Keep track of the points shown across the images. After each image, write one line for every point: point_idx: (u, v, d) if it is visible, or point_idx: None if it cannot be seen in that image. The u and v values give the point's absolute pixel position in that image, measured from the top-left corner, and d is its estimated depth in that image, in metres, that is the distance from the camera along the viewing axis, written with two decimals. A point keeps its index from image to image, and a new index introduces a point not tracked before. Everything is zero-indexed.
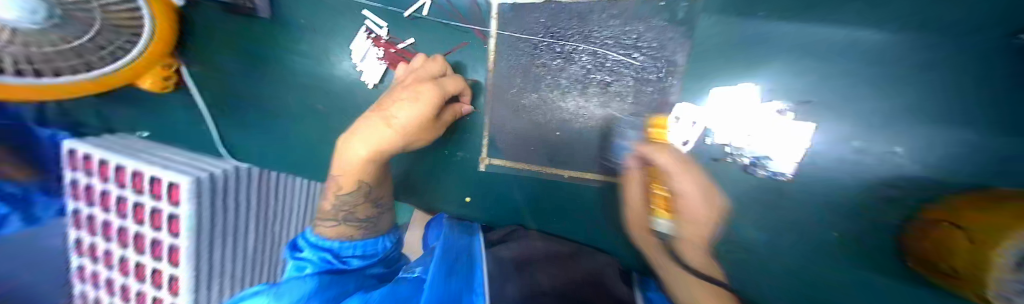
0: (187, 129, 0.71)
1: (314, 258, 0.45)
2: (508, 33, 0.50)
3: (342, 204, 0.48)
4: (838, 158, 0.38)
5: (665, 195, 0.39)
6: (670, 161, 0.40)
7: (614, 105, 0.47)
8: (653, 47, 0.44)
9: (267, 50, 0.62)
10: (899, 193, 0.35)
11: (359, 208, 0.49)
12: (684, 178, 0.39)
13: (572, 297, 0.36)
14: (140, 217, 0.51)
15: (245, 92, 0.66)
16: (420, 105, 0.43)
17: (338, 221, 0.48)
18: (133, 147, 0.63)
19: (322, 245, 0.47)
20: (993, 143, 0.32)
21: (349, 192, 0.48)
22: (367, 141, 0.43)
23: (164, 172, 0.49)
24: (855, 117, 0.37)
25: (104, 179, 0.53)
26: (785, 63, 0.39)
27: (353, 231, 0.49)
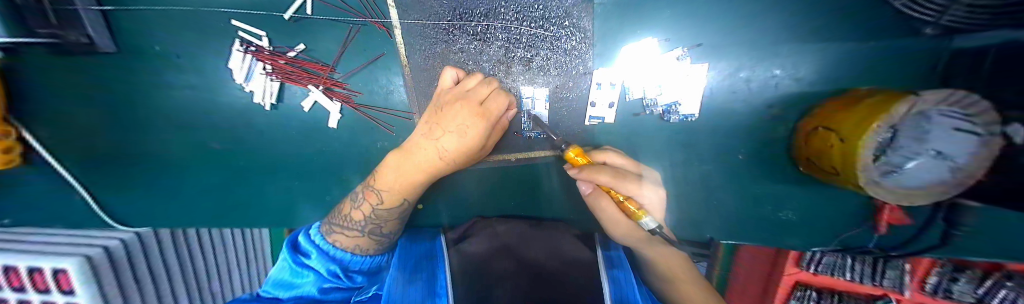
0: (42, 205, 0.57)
1: (319, 268, 0.42)
2: (412, 22, 0.45)
3: (376, 218, 0.46)
4: (728, 90, 0.42)
5: (625, 199, 0.35)
6: (608, 177, 0.37)
7: (540, 79, 0.46)
8: (560, 15, 0.43)
9: (139, 89, 0.53)
10: (778, 110, 0.41)
11: (388, 224, 0.48)
12: (626, 178, 0.38)
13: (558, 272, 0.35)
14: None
15: (119, 146, 0.56)
16: (468, 140, 0.41)
17: (361, 233, 0.46)
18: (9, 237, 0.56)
19: (334, 254, 0.44)
20: (837, 51, 0.38)
21: (390, 208, 0.46)
22: (416, 167, 0.44)
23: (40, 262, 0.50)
24: (741, 49, 0.40)
25: None
26: (674, 10, 0.41)
27: (370, 245, 0.46)
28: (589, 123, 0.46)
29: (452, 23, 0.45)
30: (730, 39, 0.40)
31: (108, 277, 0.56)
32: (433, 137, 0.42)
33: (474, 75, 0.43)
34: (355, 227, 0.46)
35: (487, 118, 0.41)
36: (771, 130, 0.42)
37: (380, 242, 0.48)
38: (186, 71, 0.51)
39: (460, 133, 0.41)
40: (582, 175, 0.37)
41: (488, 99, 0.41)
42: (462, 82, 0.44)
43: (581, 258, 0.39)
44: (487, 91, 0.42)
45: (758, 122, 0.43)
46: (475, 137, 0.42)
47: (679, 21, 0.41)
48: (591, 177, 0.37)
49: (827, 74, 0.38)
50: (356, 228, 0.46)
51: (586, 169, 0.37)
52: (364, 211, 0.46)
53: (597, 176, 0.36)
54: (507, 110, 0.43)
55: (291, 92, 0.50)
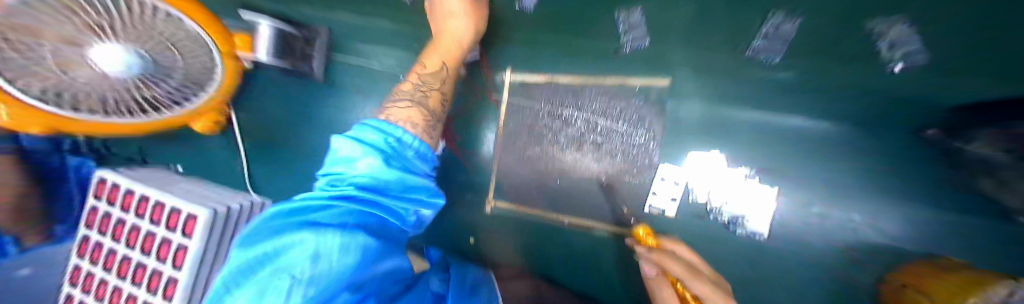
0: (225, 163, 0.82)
1: (387, 166, 0.29)
2: (516, 101, 0.60)
3: (423, 83, 0.46)
4: (798, 220, 0.44)
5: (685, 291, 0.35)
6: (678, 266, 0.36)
7: (607, 161, 0.54)
8: (634, 118, 0.53)
9: (316, 104, 0.76)
10: (855, 252, 0.41)
11: (432, 96, 0.45)
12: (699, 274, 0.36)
13: None
14: (150, 247, 0.61)
15: (291, 137, 0.79)
16: (468, 2, 0.49)
17: (405, 106, 0.40)
18: (166, 178, 0.72)
19: (395, 155, 0.31)
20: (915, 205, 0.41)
21: (431, 71, 0.47)
22: (441, 52, 0.49)
23: (182, 205, 0.60)
24: (813, 185, 0.45)
25: (125, 208, 0.64)
26: (743, 138, 0.47)
27: (420, 121, 0.39)
28: (650, 211, 0.51)
29: (545, 106, 0.58)
30: (799, 174, 0.45)
31: (213, 232, 0.60)
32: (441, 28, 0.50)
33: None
34: (405, 102, 0.42)
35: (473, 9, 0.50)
36: (844, 269, 0.43)
37: (428, 127, 0.41)
38: (356, 100, 0.73)
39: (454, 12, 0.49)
40: (650, 254, 0.41)
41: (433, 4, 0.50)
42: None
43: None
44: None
45: (831, 258, 0.43)
46: (475, 13, 0.50)
47: (754, 149, 0.47)
48: (659, 259, 0.38)
49: (903, 232, 0.41)
50: (408, 98, 0.42)
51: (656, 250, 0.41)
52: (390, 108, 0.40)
53: (665, 261, 0.37)
54: (481, 19, 0.51)
55: None
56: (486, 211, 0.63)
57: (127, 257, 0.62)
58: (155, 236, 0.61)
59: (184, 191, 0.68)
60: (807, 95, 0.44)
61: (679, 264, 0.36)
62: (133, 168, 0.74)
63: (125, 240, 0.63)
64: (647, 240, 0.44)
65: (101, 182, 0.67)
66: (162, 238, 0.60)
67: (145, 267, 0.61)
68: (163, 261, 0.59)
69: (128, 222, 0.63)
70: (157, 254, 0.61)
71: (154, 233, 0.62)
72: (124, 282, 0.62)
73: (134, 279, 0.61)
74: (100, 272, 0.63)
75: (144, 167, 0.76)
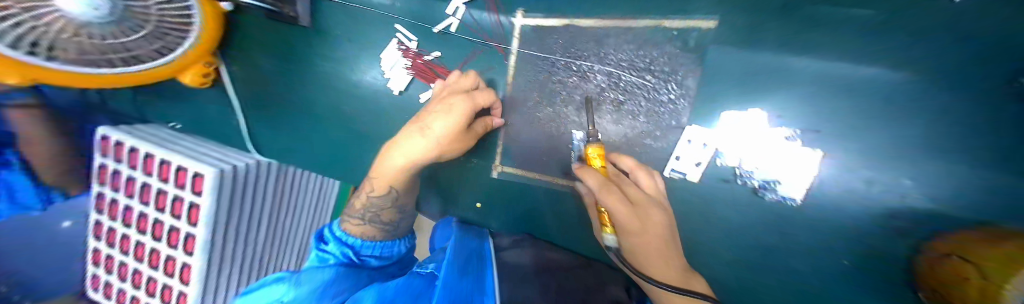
0: (218, 121, 0.78)
1: (335, 251, 0.49)
2: (528, 52, 0.53)
3: (371, 206, 0.53)
4: (841, 186, 0.40)
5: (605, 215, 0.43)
6: (619, 206, 0.39)
7: (627, 122, 0.49)
8: (665, 71, 0.46)
9: (303, 54, 0.68)
10: (905, 223, 0.37)
11: (387, 213, 0.54)
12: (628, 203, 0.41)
13: None
14: (162, 205, 0.61)
15: (280, 92, 0.73)
16: (453, 121, 0.46)
17: (364, 221, 0.53)
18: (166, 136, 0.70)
19: (345, 241, 0.51)
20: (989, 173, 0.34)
21: (381, 195, 0.54)
22: (407, 153, 0.51)
23: (188, 164, 0.59)
24: (870, 149, 0.38)
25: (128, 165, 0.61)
26: (793, 93, 0.40)
27: (375, 233, 0.53)
28: (670, 175, 0.47)
29: (562, 58, 0.51)
30: (853, 135, 0.39)
31: (226, 192, 0.59)
32: (422, 122, 0.50)
33: (454, 72, 0.52)
34: (358, 215, 0.53)
35: (474, 103, 0.47)
36: (889, 240, 0.38)
37: (381, 228, 0.54)
38: (344, 48, 0.65)
39: (445, 113, 0.46)
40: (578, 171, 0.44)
41: (474, 90, 0.49)
42: (446, 78, 0.53)
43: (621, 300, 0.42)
44: (466, 82, 0.51)
45: (876, 228, 0.39)
46: (461, 113, 0.46)
47: (806, 104, 0.40)
48: (589, 182, 0.41)
49: (969, 203, 0.35)
50: (360, 217, 0.53)
51: (585, 172, 0.42)
52: (365, 199, 0.55)
53: (593, 182, 0.41)
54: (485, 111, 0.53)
55: (416, 85, 0.60)
56: (492, 175, 0.60)
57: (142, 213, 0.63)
58: (165, 193, 0.61)
59: (188, 150, 0.66)
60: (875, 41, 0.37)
61: (602, 185, 0.41)
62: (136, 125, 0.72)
63: (138, 198, 0.62)
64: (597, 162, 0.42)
65: (106, 139, 0.61)
66: (174, 195, 0.60)
67: (164, 224, 0.62)
68: (178, 219, 0.61)
69: (136, 179, 0.61)
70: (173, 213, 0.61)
71: (163, 191, 0.61)
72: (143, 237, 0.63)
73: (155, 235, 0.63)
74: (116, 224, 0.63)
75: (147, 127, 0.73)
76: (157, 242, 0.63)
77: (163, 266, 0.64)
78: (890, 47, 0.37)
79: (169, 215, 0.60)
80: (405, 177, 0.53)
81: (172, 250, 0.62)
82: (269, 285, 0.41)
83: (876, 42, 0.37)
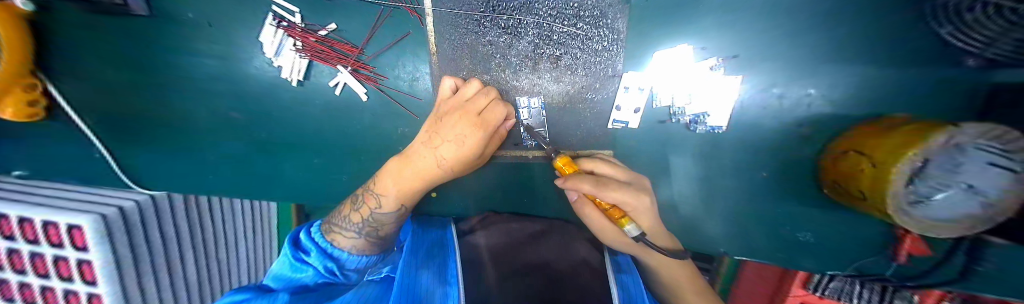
0: (64, 161, 0.59)
1: (316, 263, 0.42)
2: (445, 11, 0.46)
3: (372, 222, 0.45)
4: (758, 106, 0.42)
5: (612, 207, 0.35)
6: (591, 184, 0.35)
7: (567, 78, 0.46)
8: (595, 16, 0.43)
9: (160, 51, 0.53)
10: (810, 130, 0.41)
11: (386, 228, 0.46)
12: (612, 184, 0.37)
13: (568, 279, 0.34)
14: (43, 270, 0.50)
15: (143, 107, 0.57)
16: (466, 150, 0.42)
17: (358, 235, 0.45)
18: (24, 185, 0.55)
19: (332, 253, 0.44)
20: (882, 71, 0.36)
21: (390, 211, 0.46)
22: (419, 171, 0.43)
23: (57, 217, 0.45)
24: (778, 65, 0.40)
25: None
26: (710, 21, 0.41)
27: (371, 246, 0.46)
28: (613, 126, 0.46)
29: (486, 14, 0.45)
30: (764, 55, 0.40)
31: (125, 241, 0.48)
32: (438, 135, 0.42)
33: (473, 83, 0.44)
34: (352, 229, 0.45)
35: (484, 128, 0.41)
36: (798, 148, 0.42)
37: (379, 243, 0.47)
38: (217, 39, 0.51)
39: (457, 142, 0.41)
40: (566, 185, 0.36)
41: (486, 110, 0.41)
42: (462, 89, 0.44)
43: (588, 260, 0.39)
44: (481, 101, 0.42)
45: (788, 139, 0.42)
46: (473, 146, 0.41)
47: (720, 30, 0.41)
48: (574, 186, 0.35)
49: (869, 101, 0.37)
50: (353, 228, 0.45)
51: (571, 178, 0.36)
52: (363, 213, 0.45)
53: (581, 184, 0.35)
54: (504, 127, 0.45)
55: (320, 71, 0.50)
56: None
57: (24, 283, 0.52)
58: (43, 255, 0.48)
59: (67, 197, 0.52)
60: None
61: (590, 181, 0.36)
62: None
63: (10, 267, 0.51)
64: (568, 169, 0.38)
65: None
66: (54, 256, 0.48)
67: (54, 290, 0.51)
68: (71, 281, 0.50)
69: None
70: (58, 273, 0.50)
71: (40, 252, 0.49)
72: None
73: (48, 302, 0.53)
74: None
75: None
76: None
77: None
78: None
79: (57, 279, 0.49)
80: (410, 196, 0.46)
81: None
82: None
83: None
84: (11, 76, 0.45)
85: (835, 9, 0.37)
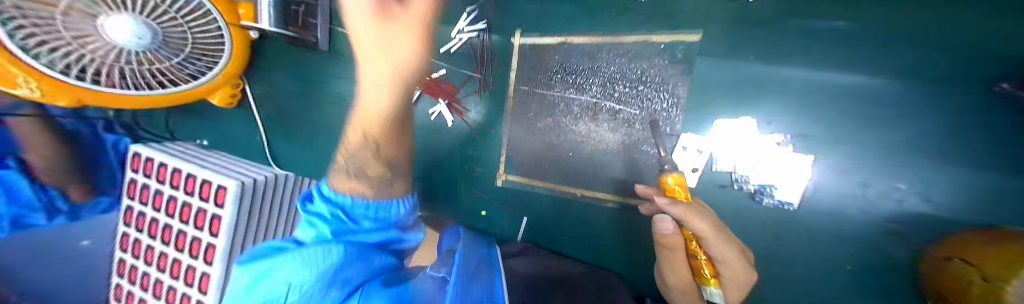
0: (243, 138, 0.85)
1: (328, 213, 0.30)
2: (527, 67, 0.58)
3: (349, 159, 0.32)
4: (836, 191, 0.41)
5: (707, 260, 0.34)
6: (708, 229, 0.31)
7: (623, 130, 0.50)
8: (656, 82, 0.49)
9: (321, 73, 0.75)
10: (900, 228, 0.38)
11: (367, 163, 0.31)
12: (726, 239, 0.33)
13: (576, 283, 0.47)
14: (186, 216, 0.66)
15: (300, 110, 0.80)
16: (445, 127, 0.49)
17: (350, 173, 0.32)
18: (197, 154, 0.77)
19: (335, 198, 0.31)
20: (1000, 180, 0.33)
21: None
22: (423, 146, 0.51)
23: (214, 177, 0.63)
24: (855, 154, 0.40)
25: (160, 180, 0.70)
26: (780, 102, 0.43)
27: None
28: None
29: (558, 73, 0.55)
30: (842, 142, 0.40)
31: (246, 202, 0.63)
32: None
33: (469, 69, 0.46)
34: None
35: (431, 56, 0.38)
36: (886, 244, 0.39)
37: None
38: None
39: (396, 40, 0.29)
40: (678, 209, 0.32)
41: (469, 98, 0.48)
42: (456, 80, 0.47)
43: (614, 285, 0.48)
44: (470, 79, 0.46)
45: (879, 232, 0.40)
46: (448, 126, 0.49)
47: (789, 112, 0.42)
48: (688, 217, 0.31)
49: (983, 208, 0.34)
50: None
51: (689, 208, 0.32)
52: None
53: (699, 222, 0.31)
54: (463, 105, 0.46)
55: (424, 101, 0.66)
56: (497, 184, 0.64)
57: (172, 223, 0.69)
58: (190, 205, 0.66)
59: (218, 166, 0.70)
60: (851, 56, 0.40)
61: (711, 224, 0.32)
62: (168, 142, 0.82)
63: (165, 210, 0.69)
64: (677, 192, 0.36)
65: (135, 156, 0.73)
66: (197, 207, 0.65)
67: (186, 235, 0.67)
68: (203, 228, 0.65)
69: (166, 192, 0.69)
70: (194, 221, 0.66)
71: (190, 203, 0.66)
72: (169, 248, 0.70)
73: (179, 246, 0.68)
74: (150, 239, 0.72)
75: (177, 144, 0.82)
76: (181, 253, 0.68)
77: (184, 277, 0.68)
78: (869, 59, 0.39)
79: (192, 225, 0.65)
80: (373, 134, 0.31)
81: (178, 254, 0.68)
82: (268, 253, 0.29)
83: (852, 56, 0.40)
84: (225, 78, 0.68)
85: (941, 108, 0.36)
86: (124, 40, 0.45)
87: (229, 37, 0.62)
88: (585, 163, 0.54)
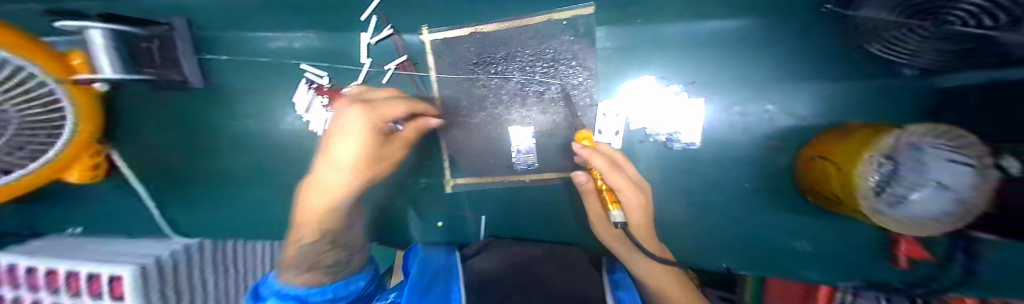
0: (124, 214, 0.68)
1: None
2: (444, 64, 0.54)
3: (309, 252, 0.46)
4: (729, 123, 0.47)
5: (607, 189, 0.40)
6: (616, 179, 0.39)
7: (552, 109, 0.51)
8: (569, 57, 0.49)
9: (210, 115, 0.64)
10: (782, 143, 0.45)
11: (326, 255, 0.46)
12: (620, 169, 0.41)
13: (534, 264, 0.47)
14: None
15: (194, 164, 0.67)
16: (361, 155, 0.42)
17: (303, 271, 0.44)
18: (66, 245, 0.61)
19: (285, 293, 0.40)
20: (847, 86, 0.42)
21: (314, 240, 0.47)
22: (325, 189, 0.45)
23: (103, 268, 0.49)
24: (737, 88, 0.46)
25: (13, 286, 0.53)
26: (675, 54, 0.47)
27: (324, 275, 0.44)
28: None
29: (477, 64, 0.53)
30: (729, 80, 0.46)
31: (153, 290, 0.49)
32: (332, 148, 0.44)
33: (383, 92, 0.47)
34: (296, 267, 0.45)
35: (377, 116, 0.42)
36: (776, 159, 0.46)
37: (336, 274, 0.45)
38: (262, 102, 0.62)
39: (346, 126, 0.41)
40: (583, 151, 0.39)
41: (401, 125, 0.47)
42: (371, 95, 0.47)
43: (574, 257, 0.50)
44: (394, 106, 0.45)
45: (769, 151, 0.46)
46: (376, 145, 0.43)
47: (684, 63, 0.47)
48: (588, 156, 0.39)
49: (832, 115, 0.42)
50: (302, 264, 0.45)
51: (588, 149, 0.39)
52: (295, 247, 0.48)
53: (593, 157, 0.38)
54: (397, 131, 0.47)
55: None
56: (448, 190, 0.62)
57: None
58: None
59: (106, 252, 0.56)
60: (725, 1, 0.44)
61: (603, 158, 0.39)
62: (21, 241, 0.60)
63: None
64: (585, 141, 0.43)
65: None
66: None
67: None
68: None
69: (24, 299, 0.53)
70: None
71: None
72: None
73: None
74: None
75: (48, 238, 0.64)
76: None
77: None
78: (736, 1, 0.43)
79: None
80: (320, 243, 0.47)
81: None
82: None
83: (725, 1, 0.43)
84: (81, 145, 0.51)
85: (780, 41, 0.44)
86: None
87: (70, 101, 0.46)
88: (522, 150, 0.54)
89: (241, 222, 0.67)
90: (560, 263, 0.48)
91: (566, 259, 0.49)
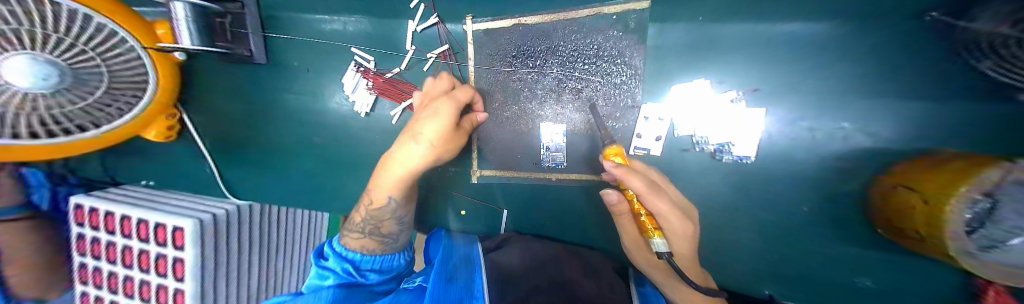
0: (190, 171, 0.77)
1: (335, 267, 0.48)
2: (484, 54, 0.55)
3: (370, 219, 0.52)
4: (786, 138, 0.43)
5: (647, 215, 0.39)
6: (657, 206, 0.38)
7: (588, 108, 0.49)
8: (613, 55, 0.48)
9: (266, 89, 0.69)
10: (847, 164, 0.41)
11: (385, 224, 0.53)
12: (658, 192, 0.40)
13: (558, 264, 0.47)
14: (145, 264, 0.59)
15: (249, 133, 0.73)
16: (439, 142, 0.48)
17: (364, 234, 0.52)
18: (145, 194, 0.71)
19: (345, 256, 0.50)
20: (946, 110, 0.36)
21: (378, 207, 0.52)
22: (402, 163, 0.50)
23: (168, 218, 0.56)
24: (800, 100, 0.42)
25: (94, 226, 0.61)
26: (731, 59, 0.44)
27: (375, 244, 0.52)
28: (635, 153, 0.48)
29: (516, 57, 0.52)
30: (792, 91, 0.42)
31: (209, 242, 0.57)
32: (414, 130, 0.49)
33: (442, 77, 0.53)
34: (358, 229, 0.53)
35: (456, 102, 0.49)
36: (839, 182, 0.42)
37: (386, 245, 0.53)
38: (312, 80, 0.66)
39: (434, 118, 0.47)
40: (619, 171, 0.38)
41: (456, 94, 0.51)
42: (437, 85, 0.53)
43: (598, 263, 0.49)
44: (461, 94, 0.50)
45: (830, 170, 0.42)
46: (446, 136, 0.49)
47: (742, 68, 0.44)
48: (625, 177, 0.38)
49: (925, 140, 0.36)
50: (361, 231, 0.52)
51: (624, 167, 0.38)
52: (362, 213, 0.53)
53: (631, 179, 0.38)
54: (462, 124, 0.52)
55: (383, 105, 0.63)
56: (473, 180, 0.62)
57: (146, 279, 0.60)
58: (148, 252, 0.58)
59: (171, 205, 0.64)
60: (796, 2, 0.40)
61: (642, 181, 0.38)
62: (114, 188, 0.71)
63: (104, 257, 0.61)
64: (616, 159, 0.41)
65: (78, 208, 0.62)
66: (156, 254, 0.58)
67: (149, 283, 0.60)
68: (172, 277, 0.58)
69: (103, 239, 0.61)
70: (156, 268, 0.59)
71: (146, 250, 0.59)
72: (118, 297, 0.63)
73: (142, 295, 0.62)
74: (94, 290, 0.64)
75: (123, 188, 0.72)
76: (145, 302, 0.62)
77: None
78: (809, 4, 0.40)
79: (154, 274, 0.58)
80: (380, 212, 0.52)
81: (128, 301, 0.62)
82: None
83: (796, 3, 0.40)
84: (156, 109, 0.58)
85: (857, 51, 0.39)
86: (25, 85, 0.38)
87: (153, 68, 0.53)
88: (553, 148, 0.53)
89: (287, 187, 0.74)
90: (585, 267, 0.47)
91: (592, 264, 0.48)
